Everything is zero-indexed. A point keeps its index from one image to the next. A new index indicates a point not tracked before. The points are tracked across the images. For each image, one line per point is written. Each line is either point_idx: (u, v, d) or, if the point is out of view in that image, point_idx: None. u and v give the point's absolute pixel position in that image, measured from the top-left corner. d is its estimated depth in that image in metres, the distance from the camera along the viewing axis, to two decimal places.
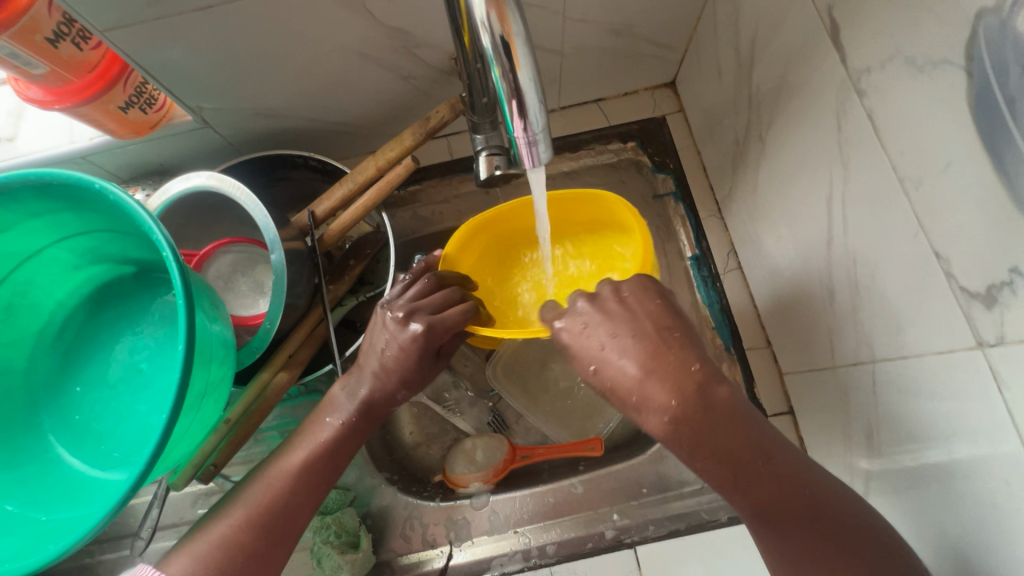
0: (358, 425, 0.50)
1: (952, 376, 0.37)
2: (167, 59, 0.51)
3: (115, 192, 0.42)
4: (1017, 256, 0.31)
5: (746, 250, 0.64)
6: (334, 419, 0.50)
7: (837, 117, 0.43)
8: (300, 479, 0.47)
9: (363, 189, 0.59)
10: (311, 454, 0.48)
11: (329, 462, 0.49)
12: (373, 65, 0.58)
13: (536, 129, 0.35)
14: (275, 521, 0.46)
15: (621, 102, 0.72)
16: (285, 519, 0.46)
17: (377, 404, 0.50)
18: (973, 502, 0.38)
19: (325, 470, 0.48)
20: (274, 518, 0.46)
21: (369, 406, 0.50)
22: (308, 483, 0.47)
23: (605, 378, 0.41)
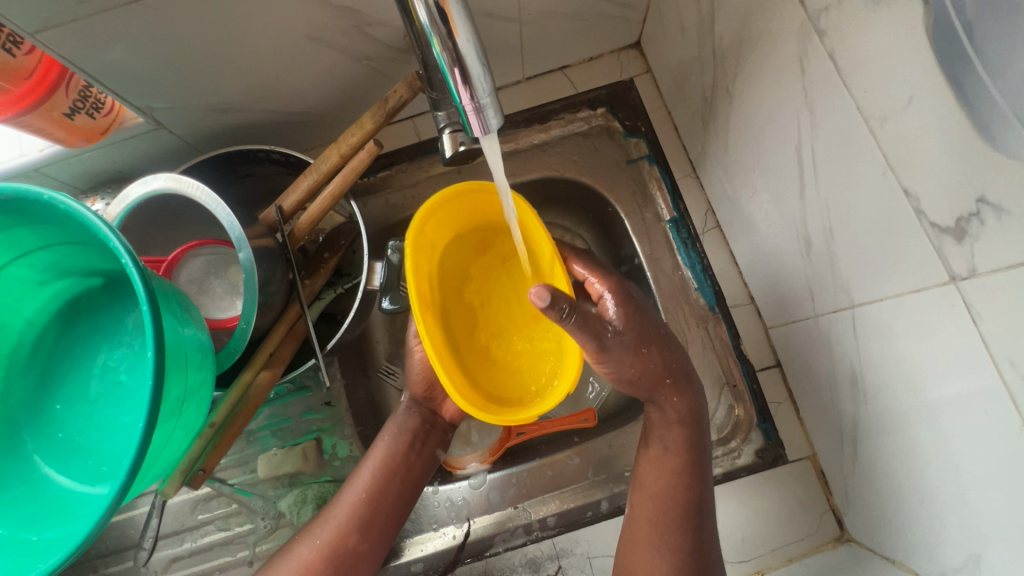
0: (402, 441, 0.57)
1: (924, 313, 0.37)
2: (111, 59, 0.49)
3: (65, 201, 0.40)
4: (983, 185, 0.31)
5: (722, 208, 0.63)
6: (384, 436, 0.58)
7: (799, 62, 0.42)
8: (371, 487, 0.54)
9: (328, 179, 0.58)
10: (363, 472, 0.55)
11: (389, 468, 0.55)
12: (326, 48, 0.56)
13: (481, 94, 0.34)
14: (354, 522, 0.53)
15: (586, 68, 0.71)
16: (367, 515, 0.53)
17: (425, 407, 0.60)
18: (955, 437, 0.38)
19: (384, 477, 0.55)
20: (354, 521, 0.53)
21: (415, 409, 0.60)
22: (360, 497, 0.54)
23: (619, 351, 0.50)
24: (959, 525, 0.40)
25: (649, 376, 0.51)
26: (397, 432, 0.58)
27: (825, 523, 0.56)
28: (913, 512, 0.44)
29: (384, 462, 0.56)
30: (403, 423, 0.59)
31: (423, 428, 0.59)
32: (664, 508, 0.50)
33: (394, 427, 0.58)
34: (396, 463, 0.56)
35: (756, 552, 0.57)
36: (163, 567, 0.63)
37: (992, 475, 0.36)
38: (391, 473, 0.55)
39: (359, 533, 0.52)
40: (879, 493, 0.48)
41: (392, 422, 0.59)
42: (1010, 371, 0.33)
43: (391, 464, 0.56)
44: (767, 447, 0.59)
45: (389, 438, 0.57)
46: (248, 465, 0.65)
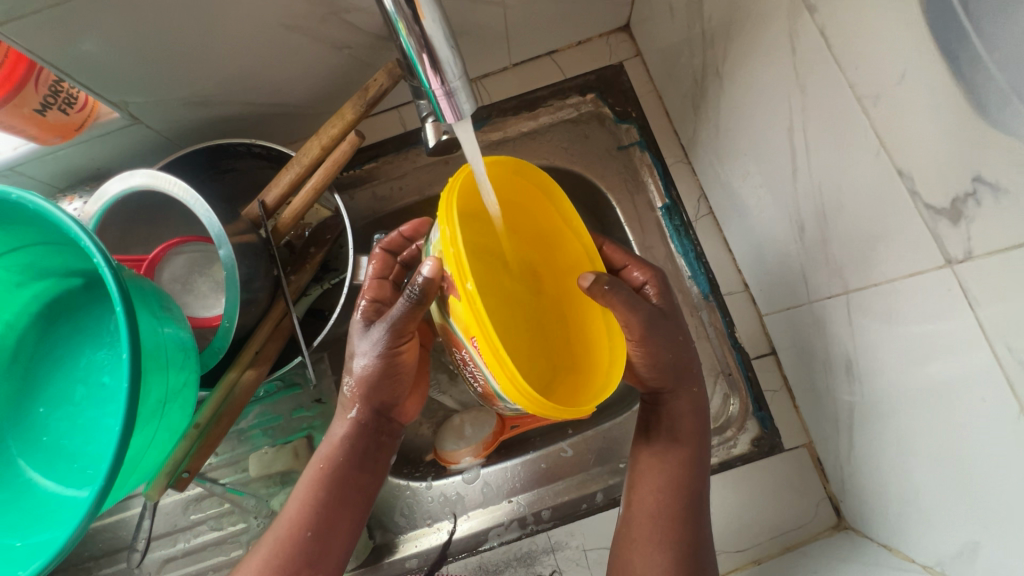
0: (342, 468, 0.51)
1: (920, 298, 0.36)
2: (81, 53, 0.48)
3: (33, 200, 0.39)
4: (979, 163, 0.30)
5: (715, 194, 0.62)
6: (320, 463, 0.51)
7: (790, 40, 0.41)
8: (311, 516, 0.49)
9: (311, 172, 0.57)
10: (301, 502, 0.49)
11: (332, 494, 0.50)
12: (303, 37, 0.54)
13: (452, 78, 0.33)
14: (296, 555, 0.47)
15: (575, 52, 0.69)
16: (313, 544, 0.48)
17: (372, 424, 0.53)
18: (953, 424, 0.37)
19: (325, 506, 0.49)
20: (295, 554, 0.47)
21: (362, 427, 0.52)
22: (301, 529, 0.48)
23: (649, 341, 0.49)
24: (955, 514, 0.39)
25: (678, 365, 0.51)
26: (333, 456, 0.51)
27: (822, 511, 0.56)
28: (910, 500, 0.43)
29: (323, 491, 0.50)
30: (340, 449, 0.51)
31: (367, 449, 0.52)
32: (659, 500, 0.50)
33: (330, 453, 0.51)
34: (336, 491, 0.50)
35: (752, 541, 0.56)
36: (157, 568, 0.63)
37: (990, 463, 0.35)
38: (331, 501, 0.50)
39: (309, 563, 0.48)
40: (876, 481, 0.48)
41: (326, 447, 0.51)
42: (1007, 356, 0.32)
43: (333, 490, 0.50)
44: (763, 436, 0.59)
45: (328, 464, 0.51)
46: (239, 464, 0.65)
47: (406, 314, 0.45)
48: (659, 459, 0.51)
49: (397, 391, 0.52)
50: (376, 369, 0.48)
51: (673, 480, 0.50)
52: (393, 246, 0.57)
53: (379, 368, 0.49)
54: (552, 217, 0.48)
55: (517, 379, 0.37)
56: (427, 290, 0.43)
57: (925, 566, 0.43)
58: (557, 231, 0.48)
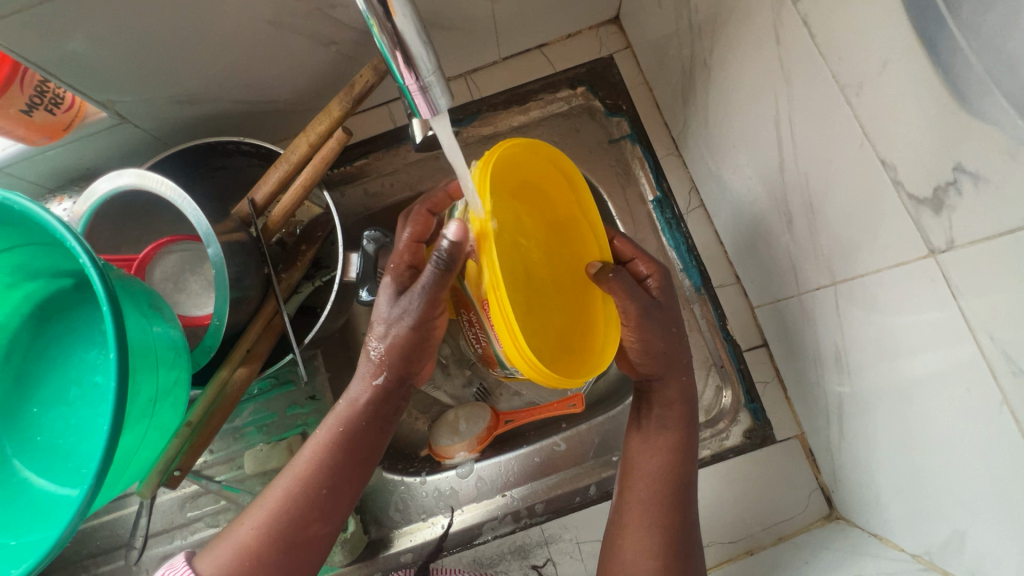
0: (361, 432, 0.48)
1: (906, 287, 0.36)
2: (66, 52, 0.48)
3: (19, 202, 0.39)
4: (960, 152, 0.30)
5: (706, 186, 0.62)
6: (339, 419, 0.48)
7: (775, 31, 0.41)
8: (329, 474, 0.47)
9: (299, 169, 0.56)
10: (315, 463, 0.47)
11: (350, 454, 0.48)
12: (289, 33, 0.54)
13: (426, 73, 0.33)
14: (308, 510, 0.46)
15: (565, 45, 0.68)
16: (327, 501, 0.47)
17: (396, 387, 0.49)
18: (939, 413, 0.37)
19: (344, 467, 0.47)
20: (306, 509, 0.46)
21: (386, 389, 0.49)
22: (316, 488, 0.46)
23: (638, 333, 0.49)
24: (942, 502, 0.39)
25: (670, 354, 0.51)
26: (354, 418, 0.48)
27: (814, 501, 0.56)
28: (899, 490, 0.44)
29: (339, 453, 0.47)
30: (360, 411, 0.48)
31: (387, 416, 0.49)
32: (650, 491, 0.50)
33: (349, 413, 0.48)
34: (355, 453, 0.48)
35: (745, 532, 0.56)
36: (155, 565, 0.63)
37: (975, 451, 0.35)
38: (347, 460, 0.47)
39: (320, 519, 0.46)
40: (865, 471, 0.48)
41: (345, 408, 0.48)
42: (990, 344, 0.32)
43: (352, 450, 0.48)
44: (755, 428, 0.59)
45: (347, 427, 0.48)
46: (235, 461, 0.65)
47: (436, 282, 0.44)
48: (651, 451, 0.51)
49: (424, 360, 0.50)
50: (406, 338, 0.47)
51: (663, 473, 0.50)
52: (438, 208, 0.54)
53: (417, 330, 0.47)
54: (570, 205, 0.49)
55: (521, 344, 0.38)
56: (453, 253, 0.43)
57: (914, 555, 0.43)
58: (571, 219, 0.50)
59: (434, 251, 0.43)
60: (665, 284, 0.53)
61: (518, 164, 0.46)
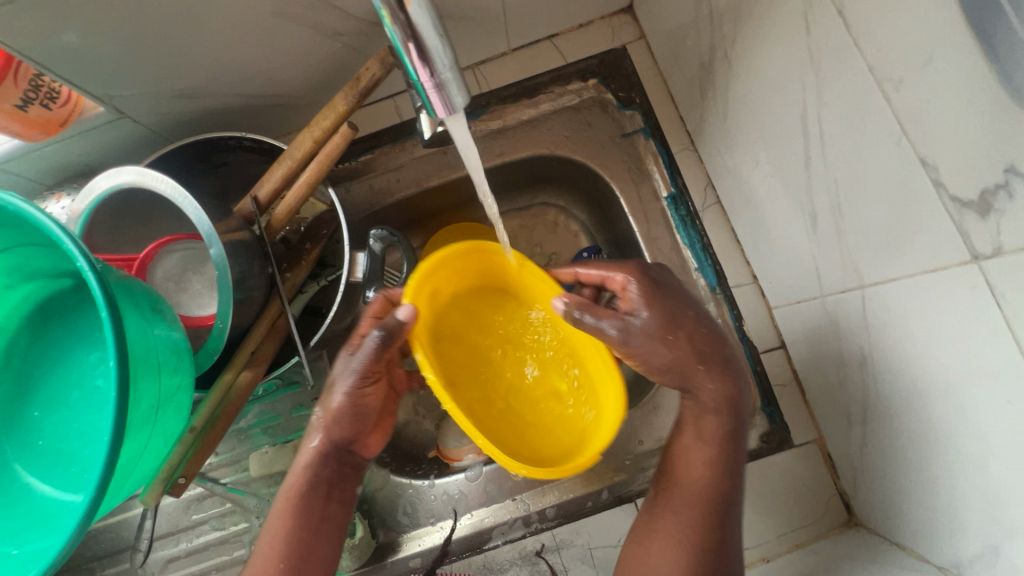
0: (308, 497, 0.48)
1: (946, 294, 0.34)
2: (60, 46, 0.46)
3: (14, 202, 0.38)
4: (1012, 152, 0.27)
5: (723, 182, 0.60)
6: (287, 493, 0.48)
7: (806, 20, 0.39)
8: (289, 546, 0.47)
9: (303, 166, 0.55)
10: (273, 538, 0.47)
11: (302, 522, 0.47)
12: (293, 24, 0.52)
13: (442, 70, 0.31)
14: None
15: (577, 36, 0.66)
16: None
17: (342, 448, 0.50)
18: (976, 426, 0.36)
19: (300, 534, 0.47)
20: None
21: (327, 454, 0.49)
22: (276, 564, 0.46)
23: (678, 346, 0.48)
24: (973, 517, 0.38)
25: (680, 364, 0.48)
26: (298, 491, 0.48)
27: (832, 507, 0.55)
28: (928, 502, 0.42)
29: (291, 524, 0.47)
30: (307, 482, 0.48)
31: (331, 478, 0.49)
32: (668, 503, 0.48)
33: (295, 485, 0.48)
34: (308, 521, 0.48)
35: (762, 538, 0.55)
36: (160, 568, 0.62)
37: (1014, 467, 0.34)
38: (303, 531, 0.47)
39: None
40: (891, 480, 0.46)
41: (291, 479, 0.49)
42: None
43: (303, 521, 0.47)
44: (772, 432, 0.57)
45: (295, 497, 0.48)
46: (240, 463, 0.64)
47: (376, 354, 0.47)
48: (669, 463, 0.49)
49: (363, 426, 0.51)
50: (344, 407, 0.48)
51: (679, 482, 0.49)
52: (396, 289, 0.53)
53: (348, 405, 0.48)
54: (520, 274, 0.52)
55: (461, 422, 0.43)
56: (395, 329, 0.45)
57: (941, 568, 0.42)
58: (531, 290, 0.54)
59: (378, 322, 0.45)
60: (647, 296, 0.48)
61: (486, 260, 0.53)
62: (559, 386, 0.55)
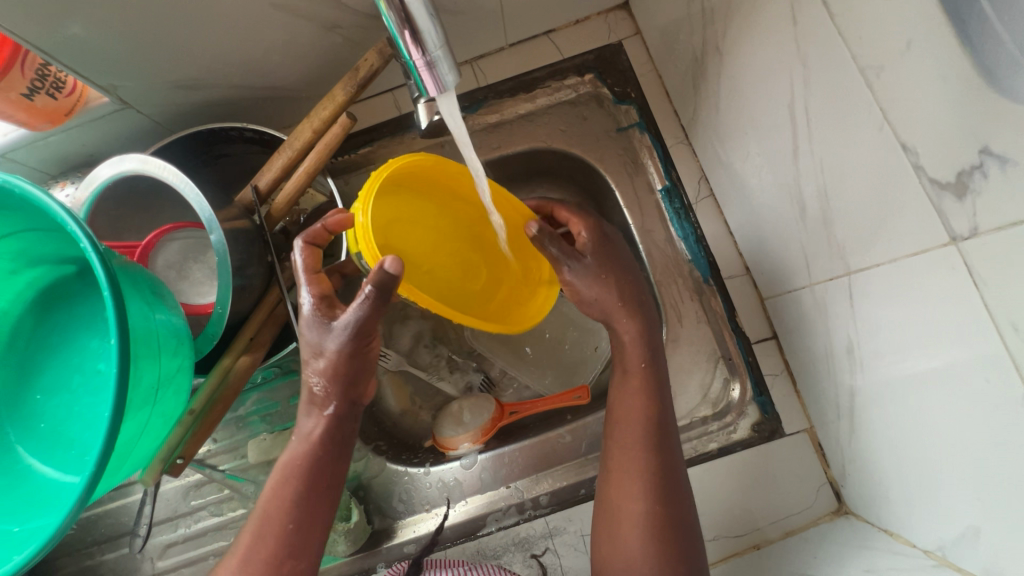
0: (320, 461, 0.48)
1: (927, 277, 0.35)
2: (66, 37, 0.47)
3: (20, 185, 0.39)
4: (987, 134, 0.28)
5: (716, 175, 0.61)
6: (296, 456, 0.48)
7: (792, 12, 0.40)
8: (299, 509, 0.47)
9: (303, 156, 0.56)
10: (278, 499, 0.47)
11: (314, 485, 0.48)
12: (293, 16, 0.53)
13: (433, 48, 0.32)
14: (286, 549, 0.46)
15: (573, 31, 0.67)
16: (301, 535, 0.47)
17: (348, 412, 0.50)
18: (958, 406, 0.36)
19: (311, 497, 0.47)
20: (283, 548, 0.46)
21: (340, 417, 0.49)
22: (285, 525, 0.46)
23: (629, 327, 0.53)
24: (957, 498, 0.38)
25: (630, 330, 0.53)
26: (310, 453, 0.48)
27: (823, 496, 0.55)
28: (913, 485, 0.43)
29: (301, 486, 0.47)
30: (316, 446, 0.48)
31: (344, 440, 0.50)
32: (622, 480, 0.49)
33: (305, 448, 0.48)
34: (319, 482, 0.48)
35: (753, 526, 0.55)
36: (158, 553, 0.63)
37: (994, 446, 0.34)
38: (311, 493, 0.47)
39: (293, 557, 0.46)
40: (878, 466, 0.47)
41: (300, 443, 0.48)
42: (1013, 336, 0.31)
43: (313, 482, 0.47)
44: (763, 421, 0.58)
45: (303, 462, 0.48)
46: (238, 450, 0.65)
47: (370, 313, 0.45)
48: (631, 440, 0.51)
49: (366, 382, 0.50)
50: (348, 364, 0.47)
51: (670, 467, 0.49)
52: (319, 240, 0.51)
53: (353, 364, 0.47)
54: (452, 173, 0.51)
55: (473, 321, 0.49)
56: (386, 284, 0.43)
57: (926, 551, 0.42)
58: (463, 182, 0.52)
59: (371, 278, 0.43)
60: (595, 242, 0.54)
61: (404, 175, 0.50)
62: (512, 265, 0.58)
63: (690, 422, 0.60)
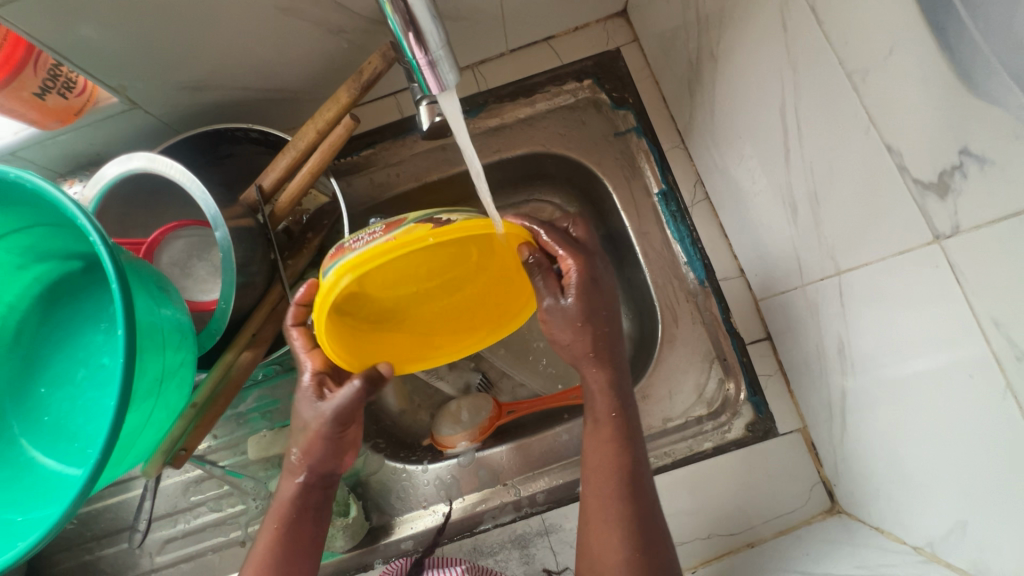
0: (295, 522, 0.50)
1: (913, 275, 0.36)
2: (78, 39, 0.49)
3: (32, 179, 0.40)
4: (966, 134, 0.30)
5: (711, 179, 0.62)
6: (273, 519, 0.50)
7: (782, 19, 0.41)
8: (279, 565, 0.48)
9: (306, 156, 0.57)
10: (258, 560, 0.49)
11: (292, 542, 0.49)
12: (299, 20, 0.54)
13: (434, 48, 0.33)
14: None
15: (572, 38, 0.68)
16: None
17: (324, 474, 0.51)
18: (944, 403, 0.37)
19: (290, 552, 0.49)
20: None
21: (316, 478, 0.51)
22: None
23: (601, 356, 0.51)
24: (944, 493, 0.39)
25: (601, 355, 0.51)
26: (286, 516, 0.50)
27: (816, 495, 0.56)
28: (902, 482, 0.43)
29: (280, 547, 0.49)
30: (291, 508, 0.50)
31: (318, 503, 0.51)
32: (602, 477, 0.50)
33: (282, 512, 0.50)
34: (296, 543, 0.49)
35: (747, 524, 0.56)
36: (157, 548, 0.64)
37: (978, 441, 0.35)
38: (291, 550, 0.49)
39: None
40: (869, 464, 0.47)
41: (278, 508, 0.50)
42: (994, 332, 0.32)
43: (289, 543, 0.49)
44: (757, 421, 0.59)
45: (280, 524, 0.50)
46: (238, 447, 0.66)
47: (353, 402, 0.49)
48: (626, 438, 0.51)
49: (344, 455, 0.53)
50: (321, 442, 0.50)
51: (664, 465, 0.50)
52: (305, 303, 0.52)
53: (324, 434, 0.50)
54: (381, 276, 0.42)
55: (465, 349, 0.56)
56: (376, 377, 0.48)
57: (916, 547, 0.43)
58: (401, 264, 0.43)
59: (361, 375, 0.48)
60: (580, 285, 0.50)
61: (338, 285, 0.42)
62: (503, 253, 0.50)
63: (686, 421, 0.61)
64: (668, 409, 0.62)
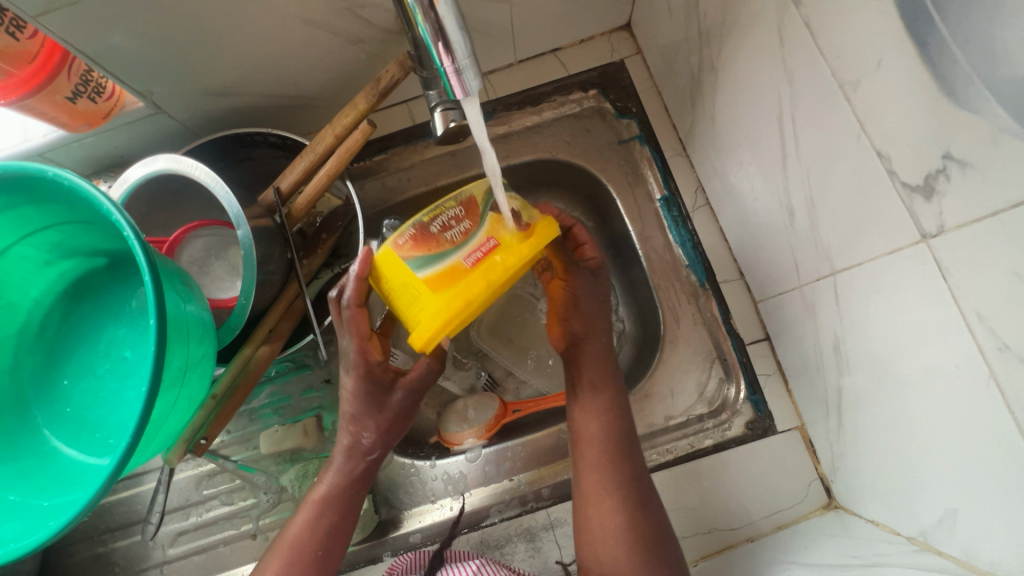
0: (351, 490, 0.54)
1: (903, 273, 0.38)
2: (110, 46, 0.51)
3: (68, 177, 0.42)
4: (949, 141, 0.32)
5: (712, 185, 0.64)
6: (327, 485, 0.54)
7: (779, 33, 0.44)
8: (327, 533, 0.52)
9: (324, 159, 0.59)
10: (310, 525, 0.52)
11: (342, 511, 0.53)
12: (319, 30, 0.57)
13: (461, 57, 0.35)
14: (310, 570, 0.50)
15: (578, 50, 0.71)
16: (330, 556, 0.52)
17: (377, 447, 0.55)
18: (933, 395, 0.39)
19: (339, 521, 0.53)
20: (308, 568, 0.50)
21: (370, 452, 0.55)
22: (314, 550, 0.51)
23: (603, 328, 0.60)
24: (935, 482, 0.41)
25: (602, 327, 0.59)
26: (343, 483, 0.54)
27: (814, 491, 0.57)
28: (895, 474, 0.45)
29: (333, 513, 0.53)
30: (348, 477, 0.54)
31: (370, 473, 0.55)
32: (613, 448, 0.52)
33: (338, 479, 0.54)
34: (349, 510, 0.53)
35: (747, 519, 0.57)
36: (169, 541, 0.65)
37: (966, 430, 0.37)
38: (341, 516, 0.53)
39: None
40: (865, 458, 0.49)
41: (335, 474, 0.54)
42: (979, 325, 0.34)
43: (343, 508, 0.53)
44: (756, 419, 0.60)
45: (336, 491, 0.53)
46: (250, 442, 0.67)
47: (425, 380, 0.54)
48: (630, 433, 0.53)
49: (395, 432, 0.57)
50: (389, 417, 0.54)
51: None
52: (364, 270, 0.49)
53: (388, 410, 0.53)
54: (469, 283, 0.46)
55: None
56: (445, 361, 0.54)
57: (910, 538, 0.44)
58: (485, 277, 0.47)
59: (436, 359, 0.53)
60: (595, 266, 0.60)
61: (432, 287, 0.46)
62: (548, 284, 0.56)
63: (687, 419, 0.63)
64: (669, 407, 0.64)
